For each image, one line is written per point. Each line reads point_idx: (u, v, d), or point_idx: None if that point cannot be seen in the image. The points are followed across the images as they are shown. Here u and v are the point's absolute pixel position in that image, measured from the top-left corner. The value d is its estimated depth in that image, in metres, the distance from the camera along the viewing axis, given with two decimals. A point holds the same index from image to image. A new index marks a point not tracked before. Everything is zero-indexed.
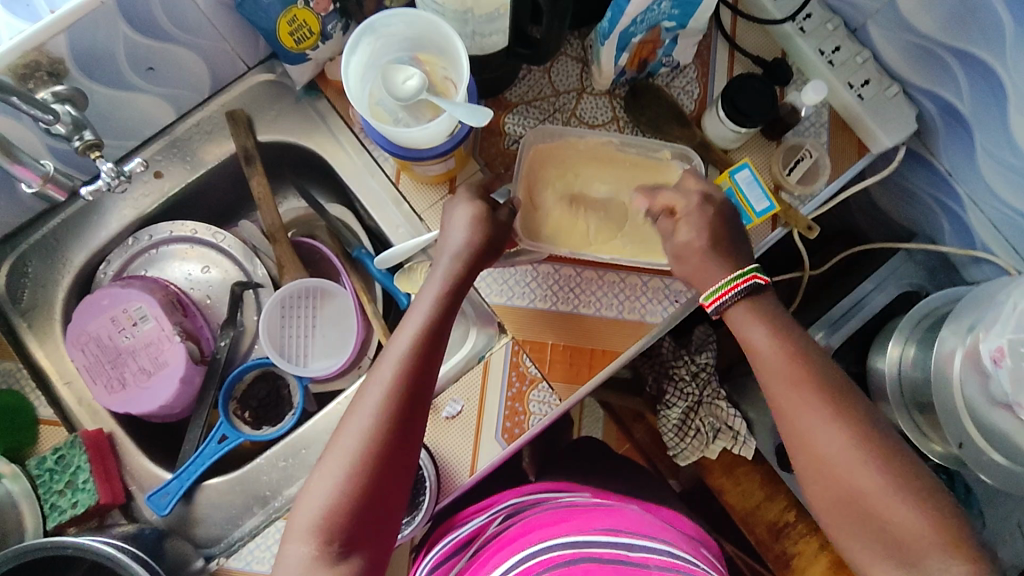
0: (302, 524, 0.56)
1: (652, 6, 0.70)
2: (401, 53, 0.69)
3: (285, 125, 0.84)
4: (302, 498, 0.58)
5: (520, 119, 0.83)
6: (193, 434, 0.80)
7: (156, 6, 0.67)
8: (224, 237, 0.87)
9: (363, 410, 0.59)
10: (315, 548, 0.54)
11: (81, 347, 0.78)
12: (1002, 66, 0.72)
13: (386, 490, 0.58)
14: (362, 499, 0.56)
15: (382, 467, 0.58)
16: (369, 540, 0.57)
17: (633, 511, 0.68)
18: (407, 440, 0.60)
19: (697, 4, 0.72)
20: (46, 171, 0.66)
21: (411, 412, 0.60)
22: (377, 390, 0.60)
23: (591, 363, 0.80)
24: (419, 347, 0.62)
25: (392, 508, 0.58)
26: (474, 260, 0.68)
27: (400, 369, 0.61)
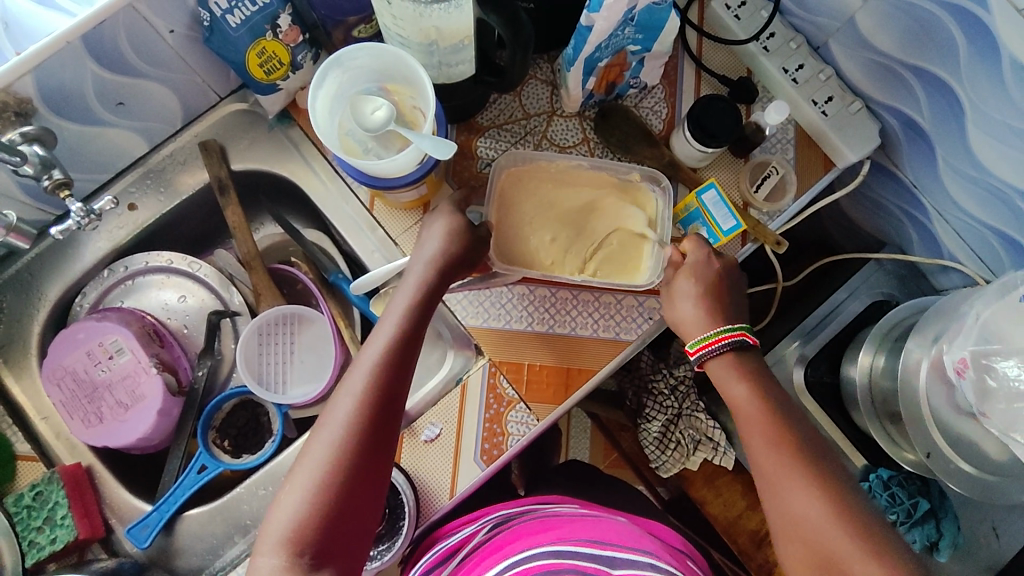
0: (273, 535, 0.56)
1: (616, 32, 0.71)
2: (369, 83, 0.70)
3: (258, 154, 0.85)
4: (273, 510, 0.58)
5: (491, 143, 0.84)
6: (173, 465, 0.80)
7: (123, 43, 0.67)
8: (200, 266, 0.87)
9: (334, 421, 0.60)
10: (285, 560, 0.54)
11: (57, 382, 0.77)
12: (959, 85, 0.74)
13: (357, 500, 0.58)
14: (333, 510, 0.57)
15: (354, 477, 0.58)
16: (341, 550, 0.57)
17: (616, 522, 0.69)
18: (380, 450, 0.60)
19: (659, 29, 0.73)
20: (9, 221, 0.68)
21: (383, 421, 0.61)
22: (348, 400, 0.60)
23: (568, 382, 0.81)
24: (392, 357, 0.63)
25: (364, 518, 0.59)
26: (446, 269, 0.68)
27: (372, 379, 0.61)
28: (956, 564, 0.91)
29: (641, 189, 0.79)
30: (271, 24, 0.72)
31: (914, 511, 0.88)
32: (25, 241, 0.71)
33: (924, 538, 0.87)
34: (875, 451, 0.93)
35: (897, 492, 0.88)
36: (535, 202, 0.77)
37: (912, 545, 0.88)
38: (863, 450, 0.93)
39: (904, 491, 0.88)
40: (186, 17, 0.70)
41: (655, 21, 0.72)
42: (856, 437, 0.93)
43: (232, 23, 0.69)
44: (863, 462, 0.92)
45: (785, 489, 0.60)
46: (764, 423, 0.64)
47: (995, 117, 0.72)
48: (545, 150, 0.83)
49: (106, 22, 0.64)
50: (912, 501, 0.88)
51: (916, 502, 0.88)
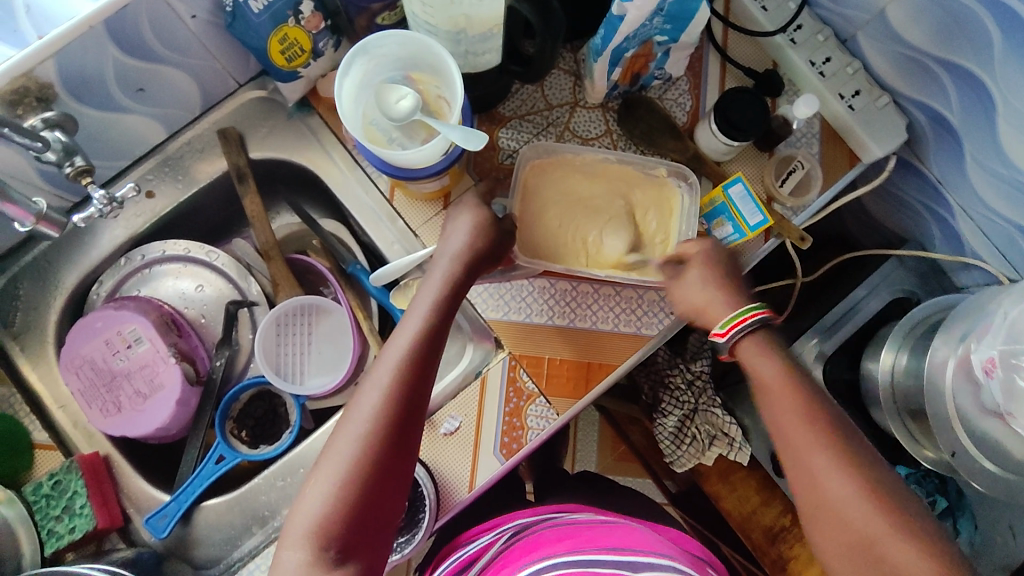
0: (298, 528, 0.55)
1: (645, 22, 0.70)
2: (393, 73, 0.69)
3: (278, 142, 0.84)
4: (297, 503, 0.57)
5: (513, 133, 0.83)
6: (190, 455, 0.80)
7: (145, 28, 0.66)
8: (218, 256, 0.86)
9: (359, 415, 0.59)
10: (310, 554, 0.54)
11: (76, 370, 0.77)
12: (991, 80, 0.73)
13: (382, 495, 0.58)
14: (358, 504, 0.56)
15: (379, 471, 0.57)
16: (365, 544, 0.56)
17: (640, 530, 0.68)
18: (405, 446, 0.60)
19: (688, 20, 0.72)
20: (41, 210, 0.66)
21: (409, 416, 0.60)
22: (374, 394, 0.60)
23: (588, 377, 0.80)
24: (418, 351, 0.62)
25: (388, 513, 0.58)
26: (472, 264, 0.68)
27: (398, 373, 0.61)
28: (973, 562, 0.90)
29: (667, 186, 0.78)
30: (294, 10, 0.71)
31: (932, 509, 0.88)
32: (57, 230, 0.69)
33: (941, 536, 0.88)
34: (894, 448, 0.93)
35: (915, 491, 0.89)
36: (559, 194, 0.77)
37: None
38: (881, 448, 0.92)
39: (922, 489, 0.89)
40: (208, 2, 0.69)
41: (684, 11, 0.70)
42: (874, 435, 0.92)
43: (254, 8, 0.68)
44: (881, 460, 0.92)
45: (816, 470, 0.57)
46: (786, 392, 0.61)
47: None
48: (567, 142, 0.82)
49: (130, 7, 0.63)
50: (931, 499, 0.88)
51: (934, 500, 0.88)
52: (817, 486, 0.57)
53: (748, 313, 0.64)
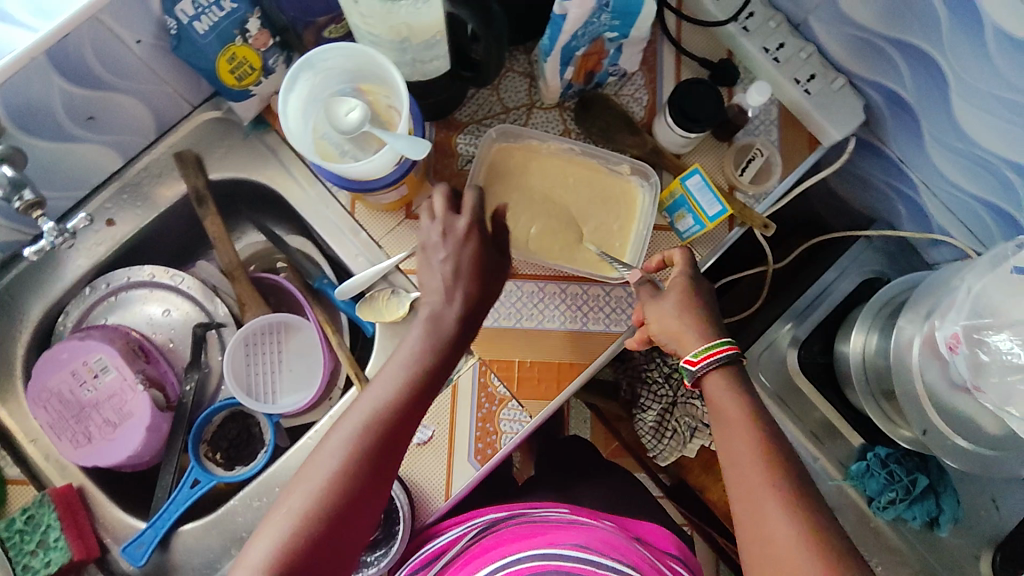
0: (254, 557, 0.53)
1: (590, 20, 0.70)
2: (342, 85, 0.69)
3: (236, 162, 0.84)
4: (259, 529, 0.55)
5: (471, 139, 0.83)
6: (165, 481, 0.79)
7: (89, 56, 0.66)
8: (182, 278, 0.85)
9: (342, 435, 0.58)
10: (269, 574, 0.52)
11: (43, 404, 0.76)
12: (941, 56, 0.73)
13: (351, 525, 0.56)
14: (326, 531, 0.55)
15: (348, 508, 0.55)
16: (324, 574, 0.55)
17: (599, 529, 0.70)
18: (383, 476, 0.58)
19: (636, 16, 0.71)
20: None
21: (393, 448, 0.59)
22: (354, 424, 0.58)
23: (559, 377, 0.80)
24: (412, 382, 0.61)
25: (350, 550, 0.56)
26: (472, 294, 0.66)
27: (390, 402, 0.59)
28: (958, 538, 0.90)
29: (628, 182, 0.79)
30: (239, 29, 0.71)
31: (913, 487, 0.87)
32: None
33: (924, 514, 0.87)
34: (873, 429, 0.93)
35: (894, 470, 0.88)
36: (523, 181, 0.79)
37: (912, 520, 0.88)
38: (859, 429, 0.93)
39: (902, 469, 0.87)
40: (152, 27, 0.69)
41: (631, 7, 0.70)
42: (852, 415, 0.92)
43: (199, 29, 0.69)
44: (860, 441, 0.92)
45: (757, 495, 0.57)
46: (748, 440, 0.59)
47: (980, 88, 0.71)
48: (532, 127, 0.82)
49: (71, 36, 0.63)
50: (911, 477, 0.87)
51: (914, 478, 0.87)
52: (760, 523, 0.56)
53: (718, 346, 0.64)
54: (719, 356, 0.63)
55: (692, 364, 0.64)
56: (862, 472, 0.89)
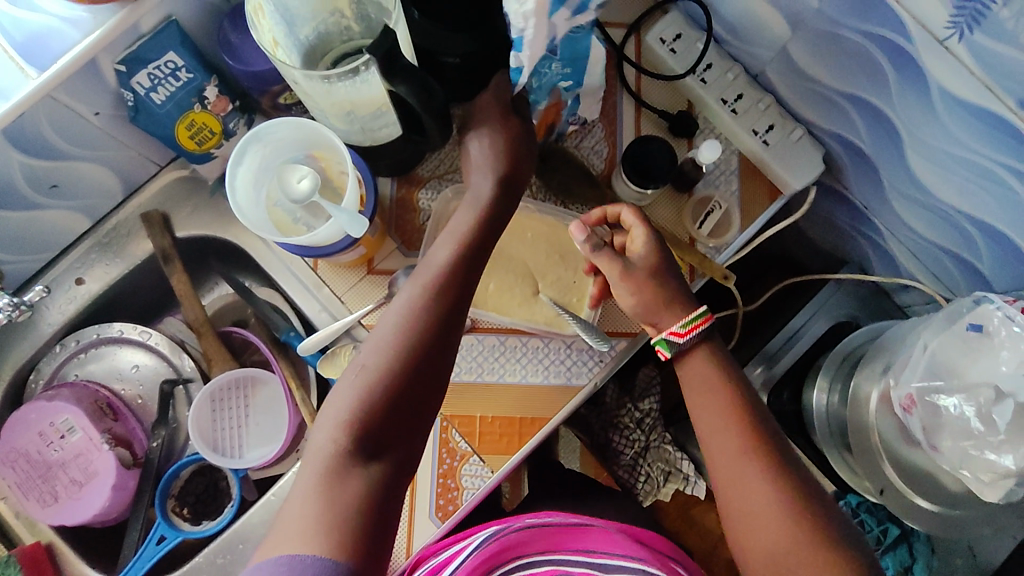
0: (335, 412, 0.55)
1: (542, 69, 0.66)
2: (295, 152, 0.71)
3: (203, 219, 0.85)
4: (332, 399, 0.57)
5: (433, 193, 0.84)
6: (132, 537, 0.80)
7: (46, 130, 0.68)
8: (151, 335, 0.87)
9: (398, 308, 0.61)
10: (342, 435, 0.53)
11: (11, 464, 0.78)
12: (892, 111, 0.73)
13: (420, 387, 0.57)
14: (396, 391, 0.56)
15: (418, 368, 0.57)
16: (399, 438, 0.55)
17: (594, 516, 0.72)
18: (444, 343, 0.60)
19: (588, 58, 0.69)
20: None
21: (450, 317, 0.61)
22: (415, 292, 0.61)
23: (520, 432, 0.80)
24: (459, 258, 0.64)
25: (425, 413, 0.57)
26: (508, 193, 0.71)
27: (439, 273, 0.63)
28: None
29: None
30: (197, 97, 0.73)
31: (884, 537, 0.87)
32: None
33: (897, 563, 0.86)
34: None
35: (865, 520, 0.87)
36: None
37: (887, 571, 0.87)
38: (831, 476, 0.92)
39: (872, 519, 0.87)
40: (110, 99, 0.70)
41: (581, 50, 0.67)
42: (824, 462, 0.92)
43: (156, 100, 0.71)
44: (832, 488, 0.91)
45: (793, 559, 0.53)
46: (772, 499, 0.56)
47: (931, 143, 0.71)
48: None
49: (27, 113, 0.65)
50: (882, 528, 0.87)
51: (886, 528, 0.87)
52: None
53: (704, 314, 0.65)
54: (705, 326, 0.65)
55: (679, 335, 0.65)
56: None
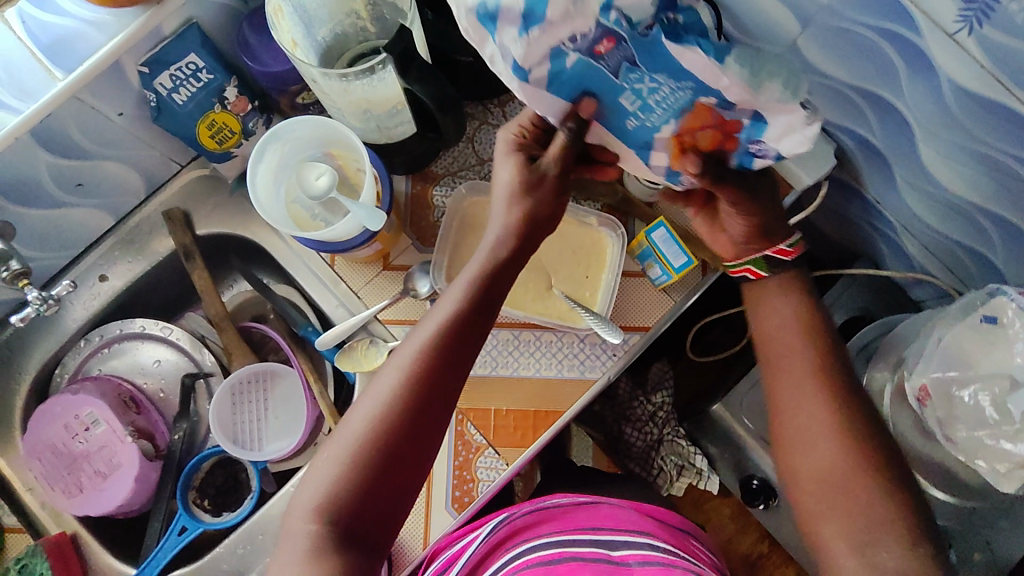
0: (305, 500, 0.56)
1: (617, 84, 0.49)
2: (312, 150, 0.72)
3: (222, 217, 0.87)
4: (309, 477, 0.57)
5: (446, 190, 0.85)
6: (154, 528, 0.82)
7: (73, 130, 0.70)
8: (172, 330, 0.88)
9: (383, 387, 0.58)
10: (317, 527, 0.54)
11: (38, 456, 0.79)
12: (904, 106, 0.73)
13: (398, 477, 0.57)
14: (370, 482, 0.56)
15: (392, 456, 0.56)
16: (373, 526, 0.56)
17: (612, 505, 0.74)
18: (428, 425, 0.58)
19: (694, 46, 0.45)
20: None
21: (436, 398, 0.59)
22: (400, 370, 0.59)
23: (535, 425, 0.81)
24: (452, 331, 0.60)
25: (401, 501, 0.57)
26: (519, 242, 0.62)
27: (428, 349, 0.59)
28: None
29: (598, 232, 0.82)
30: (218, 97, 0.75)
31: None
32: None
33: None
34: None
35: None
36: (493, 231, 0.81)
37: None
38: None
39: None
40: (133, 100, 0.72)
41: (670, 66, 0.47)
42: None
43: (179, 100, 0.72)
44: None
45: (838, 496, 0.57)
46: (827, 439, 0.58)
47: (944, 138, 0.72)
48: None
49: (54, 115, 0.67)
50: None
51: None
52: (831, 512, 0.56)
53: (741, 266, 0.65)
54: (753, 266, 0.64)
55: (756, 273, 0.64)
56: None
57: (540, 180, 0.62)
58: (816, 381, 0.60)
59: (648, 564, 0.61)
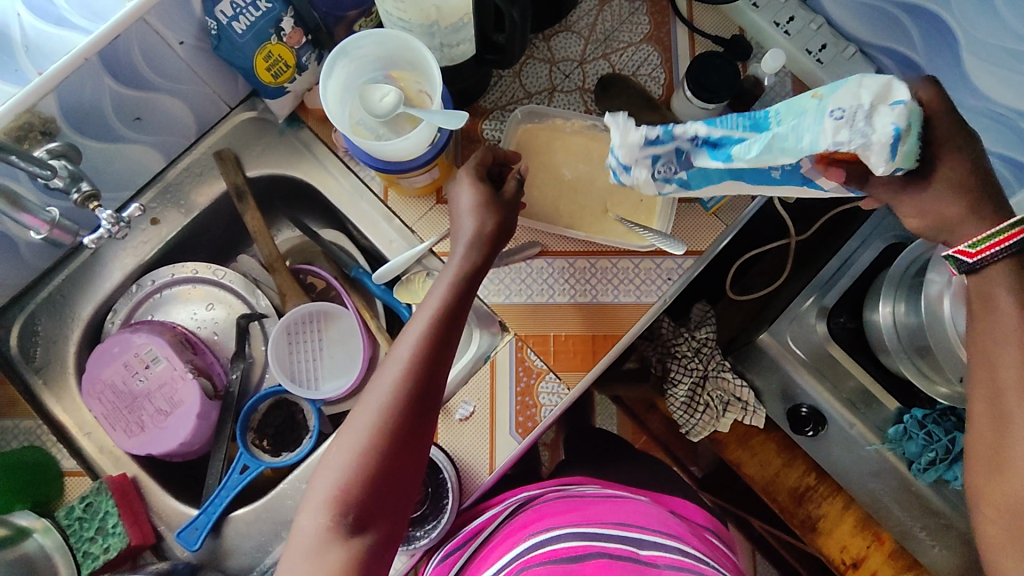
0: (319, 495, 0.59)
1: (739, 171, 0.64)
2: (374, 72, 0.72)
3: (272, 159, 0.86)
4: (319, 475, 0.61)
5: (497, 124, 0.86)
6: (215, 468, 0.81)
7: (137, 55, 0.70)
8: (224, 273, 0.89)
9: (382, 385, 0.62)
10: (331, 520, 0.58)
11: (97, 396, 0.80)
12: (950, 15, 0.75)
13: (401, 466, 0.61)
14: (377, 473, 0.60)
15: (397, 449, 0.61)
16: (383, 515, 0.60)
17: (642, 504, 0.73)
18: (425, 417, 0.63)
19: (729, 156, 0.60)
20: (51, 217, 0.71)
21: (428, 391, 0.63)
22: (397, 369, 0.62)
23: (594, 350, 0.81)
24: (437, 328, 0.64)
25: (405, 489, 0.62)
26: (487, 245, 0.68)
27: (420, 346, 0.63)
28: None
29: None
30: (275, 28, 0.74)
31: (953, 446, 0.87)
32: (68, 237, 0.73)
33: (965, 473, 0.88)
34: (909, 394, 0.93)
35: (932, 431, 0.88)
36: (549, 156, 0.83)
37: (953, 480, 0.89)
38: (895, 394, 0.93)
39: (940, 429, 0.88)
40: (194, 28, 0.73)
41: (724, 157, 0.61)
42: (887, 380, 0.93)
43: (238, 29, 0.72)
44: (896, 405, 0.93)
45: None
46: None
47: (991, 43, 0.74)
48: (557, 106, 0.85)
49: (121, 37, 0.67)
50: (950, 437, 0.87)
51: (954, 438, 0.87)
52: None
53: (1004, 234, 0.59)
54: (1009, 246, 0.59)
55: (969, 255, 0.61)
56: (900, 435, 0.90)
57: (496, 197, 0.70)
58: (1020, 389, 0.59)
59: (678, 569, 0.61)
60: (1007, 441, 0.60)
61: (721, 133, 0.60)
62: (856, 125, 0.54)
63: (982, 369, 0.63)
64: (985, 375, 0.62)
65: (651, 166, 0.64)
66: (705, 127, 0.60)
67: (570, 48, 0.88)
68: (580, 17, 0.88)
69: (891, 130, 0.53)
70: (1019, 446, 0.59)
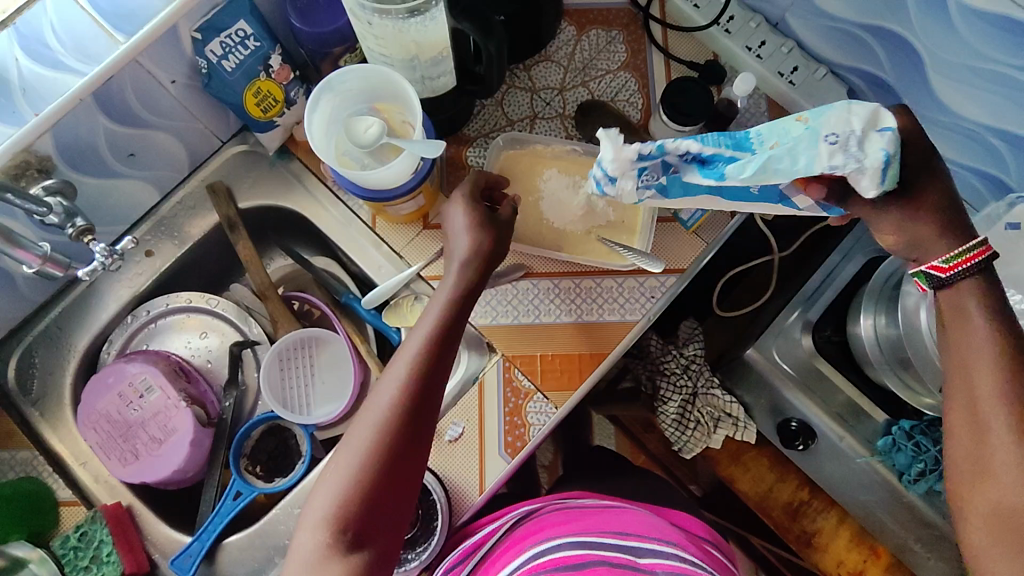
0: (317, 514, 0.61)
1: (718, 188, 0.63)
2: (360, 105, 0.75)
3: (263, 190, 0.89)
4: (316, 494, 0.62)
5: (480, 151, 0.88)
6: (209, 494, 0.82)
7: (130, 95, 0.73)
8: (218, 301, 0.91)
9: (377, 404, 0.64)
10: (330, 538, 0.59)
11: (93, 426, 0.81)
12: (913, 36, 0.78)
13: (397, 484, 0.62)
14: (374, 490, 0.61)
15: (393, 467, 0.62)
16: (381, 532, 0.61)
17: (642, 514, 0.73)
18: (420, 435, 0.64)
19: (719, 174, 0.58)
20: (43, 250, 0.72)
21: (423, 409, 0.64)
22: (392, 388, 0.64)
23: (580, 368, 0.82)
24: (431, 348, 0.66)
25: (402, 506, 0.63)
26: (480, 265, 0.70)
27: (415, 365, 0.65)
28: None
29: None
30: (263, 65, 0.77)
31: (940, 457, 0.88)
32: (59, 269, 0.74)
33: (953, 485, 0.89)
34: (896, 405, 0.94)
35: (920, 442, 0.88)
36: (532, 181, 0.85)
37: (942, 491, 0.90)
38: (882, 406, 0.93)
39: (927, 440, 0.88)
40: (185, 67, 0.76)
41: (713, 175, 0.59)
42: (874, 392, 0.94)
43: (228, 68, 0.75)
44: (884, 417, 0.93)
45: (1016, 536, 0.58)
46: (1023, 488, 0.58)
47: (954, 62, 0.77)
48: (540, 132, 0.88)
49: (115, 78, 0.70)
50: (937, 448, 0.88)
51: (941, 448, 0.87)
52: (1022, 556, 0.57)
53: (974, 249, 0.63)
54: (976, 261, 0.63)
55: (944, 271, 0.64)
56: (889, 447, 0.91)
57: (488, 217, 0.71)
58: (996, 396, 0.60)
59: None
60: (987, 444, 0.60)
61: (711, 149, 0.58)
62: (850, 150, 0.56)
63: (957, 377, 0.64)
64: (963, 382, 0.63)
65: (639, 176, 0.61)
66: (696, 143, 0.57)
67: (550, 77, 0.90)
68: (559, 47, 0.91)
69: (882, 157, 0.56)
70: (996, 451, 0.60)
